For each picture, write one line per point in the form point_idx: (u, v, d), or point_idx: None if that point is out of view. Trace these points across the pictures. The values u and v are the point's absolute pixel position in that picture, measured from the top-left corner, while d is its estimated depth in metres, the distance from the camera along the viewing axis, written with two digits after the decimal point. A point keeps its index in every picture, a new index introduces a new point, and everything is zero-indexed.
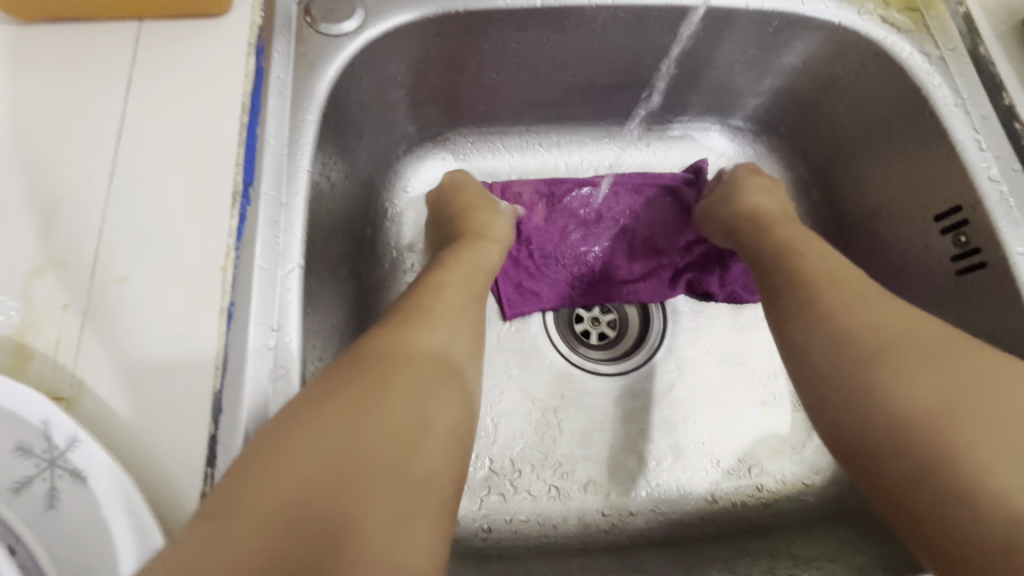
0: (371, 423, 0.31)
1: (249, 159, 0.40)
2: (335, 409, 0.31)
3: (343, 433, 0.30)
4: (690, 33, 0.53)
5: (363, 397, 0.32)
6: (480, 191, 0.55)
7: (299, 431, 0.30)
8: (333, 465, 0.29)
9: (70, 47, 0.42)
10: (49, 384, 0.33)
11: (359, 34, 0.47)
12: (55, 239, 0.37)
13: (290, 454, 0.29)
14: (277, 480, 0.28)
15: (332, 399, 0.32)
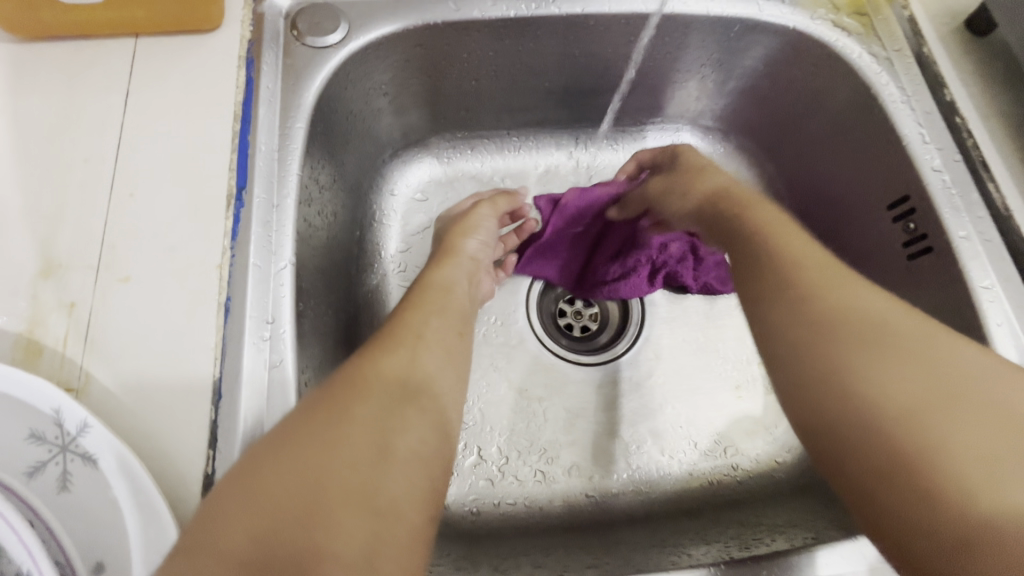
0: (333, 466, 0.31)
1: (241, 165, 0.43)
2: (299, 448, 0.32)
3: (302, 475, 0.31)
4: (654, 39, 0.57)
5: (329, 436, 0.33)
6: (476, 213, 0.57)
7: (265, 469, 0.31)
8: (291, 506, 0.30)
9: (70, 64, 0.44)
10: (60, 376, 0.36)
11: (343, 46, 0.50)
12: (61, 242, 0.39)
13: (251, 493, 0.30)
14: (238, 522, 0.29)
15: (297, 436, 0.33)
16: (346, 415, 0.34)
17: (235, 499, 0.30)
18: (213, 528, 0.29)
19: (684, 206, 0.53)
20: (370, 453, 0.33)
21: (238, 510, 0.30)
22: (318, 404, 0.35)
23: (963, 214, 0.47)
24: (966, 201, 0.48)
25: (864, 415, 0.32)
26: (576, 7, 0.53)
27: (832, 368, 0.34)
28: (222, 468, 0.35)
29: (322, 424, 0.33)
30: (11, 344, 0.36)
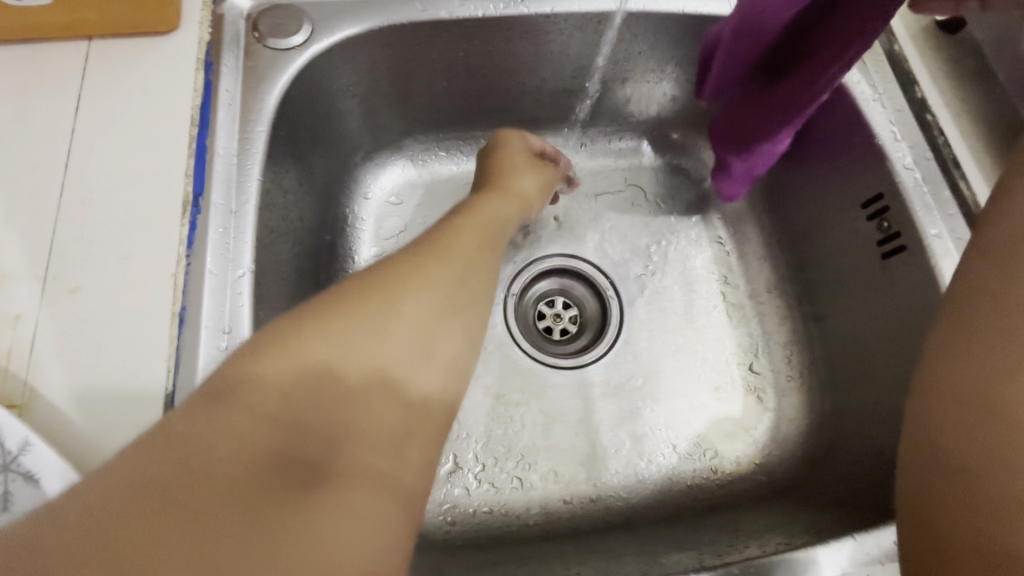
0: (302, 425, 0.28)
1: (198, 171, 0.42)
2: (264, 396, 0.28)
3: (272, 424, 0.27)
4: (622, 36, 0.56)
5: (296, 393, 0.29)
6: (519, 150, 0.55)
7: (228, 407, 0.28)
8: (217, 485, 0.25)
9: (19, 68, 0.43)
10: (2, 392, 0.34)
11: (307, 47, 0.49)
12: (7, 252, 0.38)
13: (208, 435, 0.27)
14: (188, 465, 0.25)
15: (257, 379, 0.29)
16: (326, 374, 0.29)
17: (188, 441, 0.27)
18: (158, 467, 0.25)
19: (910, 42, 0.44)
20: (352, 418, 0.29)
21: (190, 454, 0.26)
22: (286, 349, 0.30)
23: (934, 212, 0.47)
24: (937, 199, 0.48)
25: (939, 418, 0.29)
26: (545, 7, 0.53)
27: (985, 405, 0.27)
28: None
29: (294, 376, 0.29)
30: None
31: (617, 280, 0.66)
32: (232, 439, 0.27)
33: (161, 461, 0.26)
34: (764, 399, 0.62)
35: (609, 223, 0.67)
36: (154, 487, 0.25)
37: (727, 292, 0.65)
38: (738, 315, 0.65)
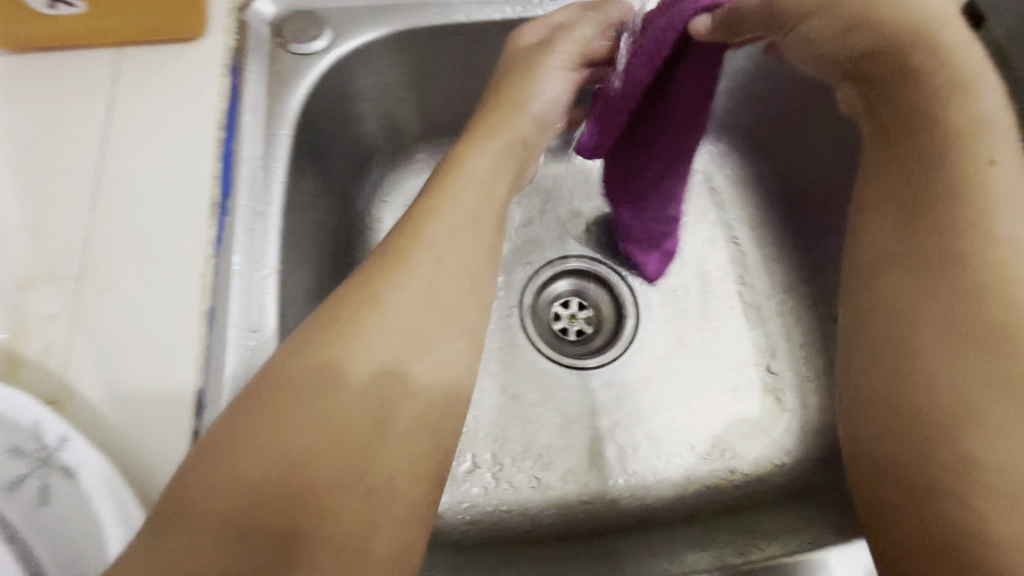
0: (319, 433, 0.32)
1: (226, 174, 0.42)
2: (273, 415, 0.32)
3: (290, 434, 0.32)
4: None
5: (306, 405, 0.33)
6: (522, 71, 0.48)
7: (227, 453, 0.31)
8: (239, 515, 0.30)
9: (53, 75, 0.44)
10: (40, 389, 0.35)
11: (328, 52, 0.50)
12: (43, 254, 0.39)
13: (235, 455, 0.31)
14: (229, 479, 0.30)
15: (261, 405, 0.33)
16: (331, 385, 0.34)
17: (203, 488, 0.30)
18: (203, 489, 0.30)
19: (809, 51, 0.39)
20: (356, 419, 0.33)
21: (226, 473, 0.30)
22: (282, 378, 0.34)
23: None
24: None
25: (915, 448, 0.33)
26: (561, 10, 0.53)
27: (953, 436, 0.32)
28: None
29: (286, 414, 0.32)
30: None
31: (633, 281, 0.66)
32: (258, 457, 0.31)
33: (213, 479, 0.30)
34: (782, 399, 0.62)
35: None
36: (194, 519, 0.29)
37: (744, 293, 0.65)
38: (755, 315, 0.64)
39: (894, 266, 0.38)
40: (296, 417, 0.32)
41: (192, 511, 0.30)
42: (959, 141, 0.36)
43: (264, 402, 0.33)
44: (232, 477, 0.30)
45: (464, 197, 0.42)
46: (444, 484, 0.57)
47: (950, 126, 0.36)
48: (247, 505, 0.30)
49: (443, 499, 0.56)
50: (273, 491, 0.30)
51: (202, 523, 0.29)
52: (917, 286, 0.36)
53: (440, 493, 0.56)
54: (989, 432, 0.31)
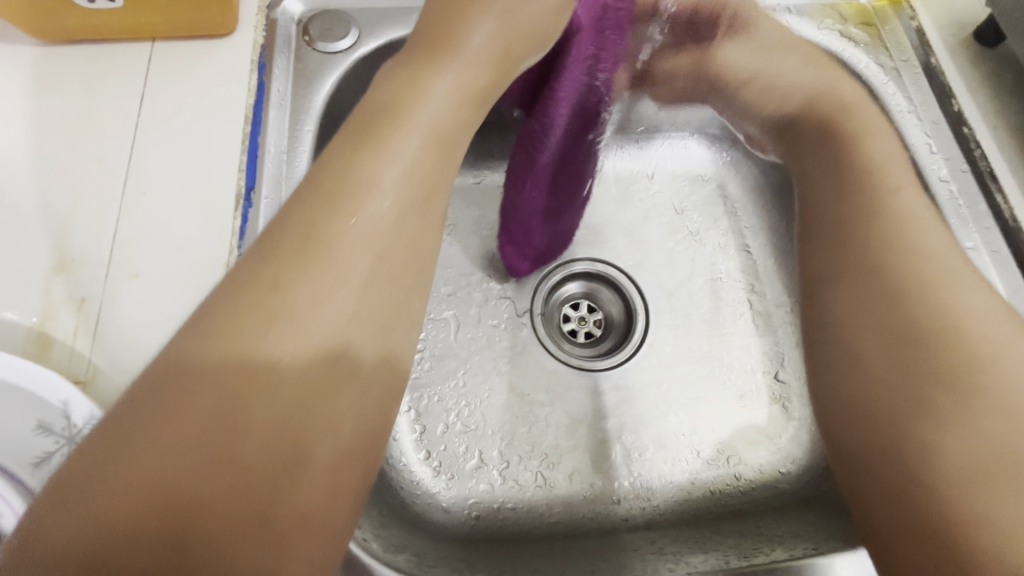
0: (263, 430, 0.25)
1: (250, 166, 0.43)
2: (191, 414, 0.24)
3: (227, 429, 0.24)
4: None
5: (238, 389, 0.25)
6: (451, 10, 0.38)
7: (118, 445, 0.24)
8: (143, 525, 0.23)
9: (90, 66, 0.46)
10: (69, 368, 0.36)
11: (354, 51, 0.50)
12: (75, 239, 0.40)
13: (144, 451, 0.23)
14: (148, 489, 0.23)
15: (170, 393, 0.25)
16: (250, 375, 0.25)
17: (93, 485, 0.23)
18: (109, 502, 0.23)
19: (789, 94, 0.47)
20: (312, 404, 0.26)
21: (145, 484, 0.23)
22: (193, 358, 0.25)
23: (970, 225, 0.47)
24: (973, 213, 0.48)
25: (887, 443, 0.32)
26: None
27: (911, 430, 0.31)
28: None
29: (192, 398, 0.25)
30: (23, 337, 0.37)
31: (645, 285, 0.66)
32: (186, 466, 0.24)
33: (124, 490, 0.23)
34: (789, 407, 0.62)
35: (636, 227, 0.68)
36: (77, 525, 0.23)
37: (754, 301, 0.66)
38: (765, 323, 0.65)
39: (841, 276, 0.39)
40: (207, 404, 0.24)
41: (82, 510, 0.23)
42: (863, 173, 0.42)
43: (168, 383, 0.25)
44: (128, 473, 0.23)
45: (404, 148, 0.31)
46: (451, 479, 0.57)
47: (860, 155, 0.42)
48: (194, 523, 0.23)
49: (450, 494, 0.57)
50: (190, 512, 0.23)
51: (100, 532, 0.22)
52: (858, 300, 0.37)
53: (447, 488, 0.57)
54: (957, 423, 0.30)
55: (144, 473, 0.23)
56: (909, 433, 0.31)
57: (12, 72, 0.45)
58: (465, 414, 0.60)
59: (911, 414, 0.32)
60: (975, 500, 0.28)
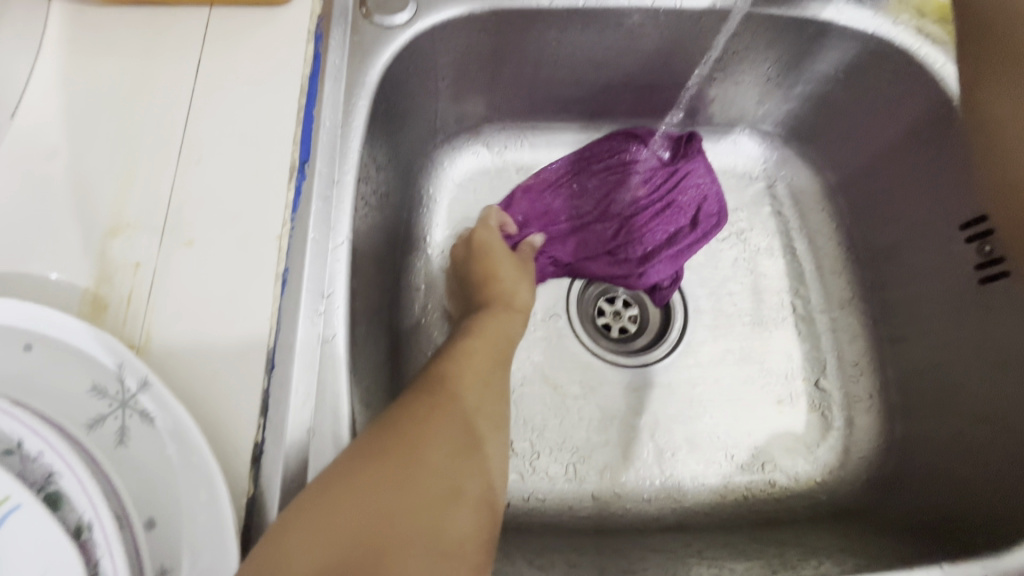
0: (466, 465, 0.35)
1: (305, 138, 0.43)
2: (425, 458, 0.33)
3: (434, 485, 0.32)
4: (730, 39, 0.56)
5: (438, 446, 0.34)
6: (505, 256, 0.58)
7: (357, 482, 0.31)
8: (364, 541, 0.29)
9: (146, 29, 0.45)
10: (123, 332, 0.36)
11: (410, 26, 0.50)
12: (130, 203, 0.40)
13: (375, 488, 0.31)
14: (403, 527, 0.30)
15: (400, 450, 0.33)
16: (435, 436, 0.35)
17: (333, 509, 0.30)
18: (386, 531, 0.29)
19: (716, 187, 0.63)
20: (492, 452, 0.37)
21: (414, 512, 0.31)
22: (405, 426, 0.35)
23: None
24: None
25: None
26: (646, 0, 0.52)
27: None
28: (271, 439, 0.35)
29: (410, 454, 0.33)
30: (78, 298, 0.37)
31: (686, 283, 0.65)
32: (437, 493, 0.32)
33: (355, 513, 0.30)
34: (829, 416, 0.60)
35: None
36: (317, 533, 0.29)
37: (798, 305, 0.64)
38: (809, 328, 0.63)
39: None
40: (420, 458, 0.33)
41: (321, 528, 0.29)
42: None
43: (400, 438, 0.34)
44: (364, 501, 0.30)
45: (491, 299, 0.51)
46: None
47: None
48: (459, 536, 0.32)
49: None
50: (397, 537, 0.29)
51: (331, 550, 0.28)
52: None
53: None
54: None
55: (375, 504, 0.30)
56: None
57: (70, 31, 0.45)
58: None
59: None
60: None
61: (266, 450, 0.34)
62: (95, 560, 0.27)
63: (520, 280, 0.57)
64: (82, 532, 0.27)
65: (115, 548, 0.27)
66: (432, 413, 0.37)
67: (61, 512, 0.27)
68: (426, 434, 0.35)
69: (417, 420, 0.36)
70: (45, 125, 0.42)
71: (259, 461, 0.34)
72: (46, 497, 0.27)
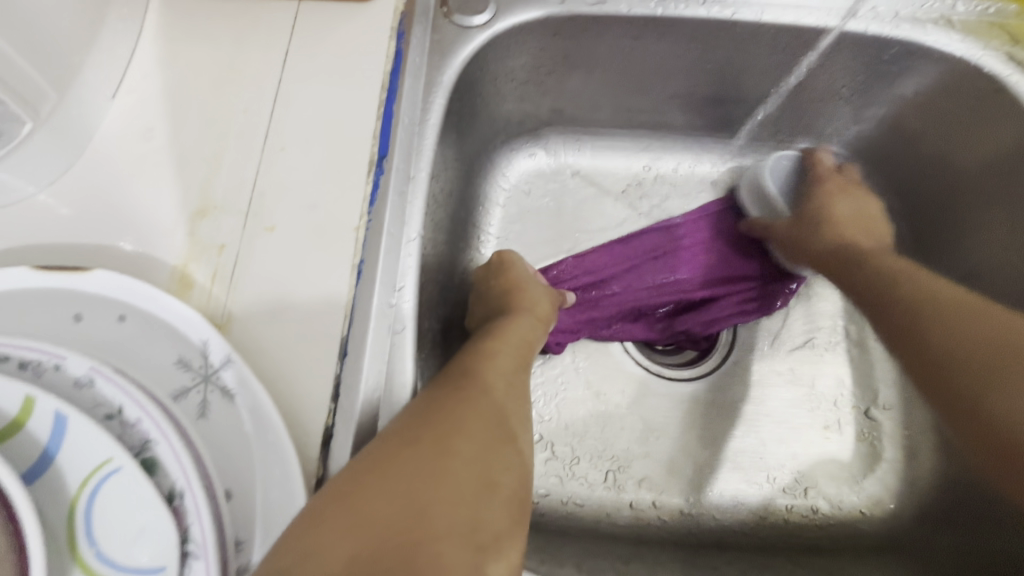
0: (493, 458, 0.34)
1: (384, 134, 0.44)
2: (454, 450, 0.33)
3: (458, 473, 0.32)
4: (816, 58, 0.55)
5: (462, 437, 0.34)
6: (527, 273, 0.55)
7: (382, 474, 0.31)
8: (388, 527, 0.28)
9: (239, 19, 0.47)
10: (207, 309, 0.38)
11: (489, 27, 0.51)
12: (217, 187, 0.41)
13: (398, 478, 0.31)
14: (425, 514, 0.29)
15: (427, 443, 0.33)
16: (458, 428, 0.34)
17: (357, 497, 0.30)
18: (422, 524, 0.29)
19: (824, 250, 0.57)
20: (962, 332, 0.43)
21: (451, 503, 0.30)
22: (434, 419, 0.35)
23: None
24: None
25: (993, 325, 0.42)
26: (726, 12, 0.52)
27: (998, 374, 0.41)
28: (341, 424, 0.36)
29: (431, 446, 0.33)
30: (167, 274, 0.39)
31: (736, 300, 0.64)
32: (465, 482, 0.31)
33: (377, 501, 0.29)
34: (879, 447, 0.59)
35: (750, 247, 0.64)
36: (342, 520, 0.29)
37: (853, 330, 0.62)
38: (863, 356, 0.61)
39: (985, 392, 0.41)
40: (442, 447, 0.33)
41: (346, 517, 0.29)
42: (899, 287, 0.50)
43: (422, 432, 0.34)
44: (383, 491, 0.30)
45: (509, 330, 0.47)
46: None
47: (944, 350, 0.44)
48: (1009, 408, 0.39)
49: None
50: (418, 525, 0.28)
51: (354, 537, 0.28)
52: (996, 356, 0.41)
53: None
54: (1003, 390, 0.40)
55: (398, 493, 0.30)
56: (994, 383, 0.40)
57: (169, 17, 0.47)
58: (541, 404, 0.59)
59: (991, 378, 0.41)
60: (1003, 405, 0.40)
61: (336, 434, 0.35)
62: (186, 525, 0.28)
63: (542, 291, 0.54)
64: (174, 498, 0.28)
65: (204, 516, 0.28)
66: (462, 405, 0.36)
67: (155, 478, 0.29)
68: (454, 428, 0.34)
69: (444, 414, 0.35)
70: (142, 107, 0.44)
71: (329, 444, 0.35)
72: (142, 461, 0.29)
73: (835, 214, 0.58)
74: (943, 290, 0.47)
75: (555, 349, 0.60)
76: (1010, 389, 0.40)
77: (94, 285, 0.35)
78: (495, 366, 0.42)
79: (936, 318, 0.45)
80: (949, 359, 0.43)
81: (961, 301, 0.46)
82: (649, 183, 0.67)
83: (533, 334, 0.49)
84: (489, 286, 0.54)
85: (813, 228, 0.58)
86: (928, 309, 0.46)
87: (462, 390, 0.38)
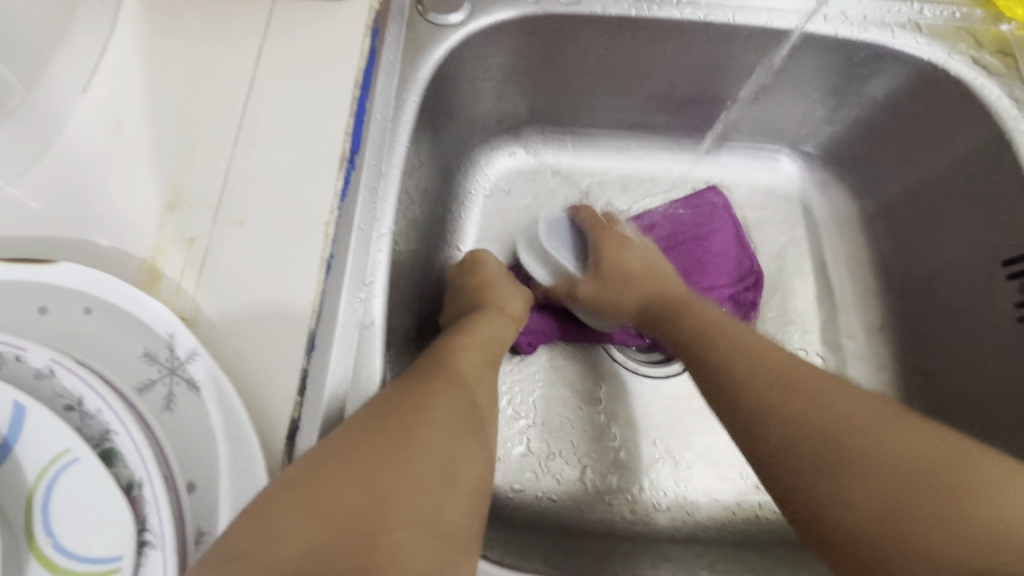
0: (456, 451, 0.34)
1: (355, 130, 0.44)
2: (419, 441, 0.33)
3: (421, 467, 0.32)
4: (789, 60, 0.56)
5: (427, 430, 0.34)
6: (498, 271, 0.55)
7: (344, 465, 0.31)
8: (348, 519, 0.29)
9: (213, 15, 0.47)
10: (175, 303, 0.38)
11: (464, 25, 0.51)
12: (188, 181, 0.41)
13: (360, 470, 0.31)
14: (385, 508, 0.29)
15: (393, 434, 0.33)
16: (423, 421, 0.34)
17: (318, 489, 0.30)
18: (382, 515, 0.29)
19: (625, 297, 0.57)
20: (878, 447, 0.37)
21: (411, 494, 0.31)
22: (401, 410, 0.35)
23: None
24: None
25: (865, 450, 0.37)
26: (699, 14, 0.52)
27: (894, 526, 0.35)
28: (307, 416, 0.36)
29: (395, 438, 0.33)
30: (136, 268, 0.39)
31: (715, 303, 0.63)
32: (428, 475, 0.32)
33: (337, 494, 0.30)
34: None
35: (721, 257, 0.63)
36: (302, 512, 0.29)
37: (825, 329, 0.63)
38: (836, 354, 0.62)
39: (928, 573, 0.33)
40: (408, 439, 0.33)
41: (305, 508, 0.29)
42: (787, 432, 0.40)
43: (388, 423, 0.34)
44: (345, 482, 0.30)
45: (479, 326, 0.48)
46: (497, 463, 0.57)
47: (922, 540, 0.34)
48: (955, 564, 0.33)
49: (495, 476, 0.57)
50: (375, 520, 0.29)
51: (310, 532, 0.28)
52: (897, 499, 0.35)
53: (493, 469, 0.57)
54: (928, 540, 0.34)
55: (359, 486, 0.30)
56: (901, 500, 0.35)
57: (142, 13, 0.47)
58: (517, 400, 0.60)
59: (905, 500, 0.35)
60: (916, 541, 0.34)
61: (301, 427, 0.36)
62: (144, 515, 0.28)
63: (513, 288, 0.55)
64: (132, 488, 0.29)
65: (161, 506, 0.28)
66: (428, 395, 0.37)
67: (114, 468, 0.29)
68: (420, 419, 0.34)
69: (410, 405, 0.35)
70: (114, 102, 0.44)
71: (294, 436, 0.35)
72: (102, 451, 0.29)
73: (649, 282, 0.57)
74: (772, 369, 0.44)
75: (527, 349, 0.60)
76: (922, 521, 0.34)
77: (59, 277, 0.35)
78: (465, 359, 0.42)
79: (793, 404, 0.41)
80: (818, 476, 0.38)
81: (830, 385, 0.41)
82: (626, 182, 0.68)
83: (503, 329, 0.49)
84: (462, 284, 0.55)
85: (609, 283, 0.57)
86: (875, 465, 0.37)
87: (431, 381, 0.38)
